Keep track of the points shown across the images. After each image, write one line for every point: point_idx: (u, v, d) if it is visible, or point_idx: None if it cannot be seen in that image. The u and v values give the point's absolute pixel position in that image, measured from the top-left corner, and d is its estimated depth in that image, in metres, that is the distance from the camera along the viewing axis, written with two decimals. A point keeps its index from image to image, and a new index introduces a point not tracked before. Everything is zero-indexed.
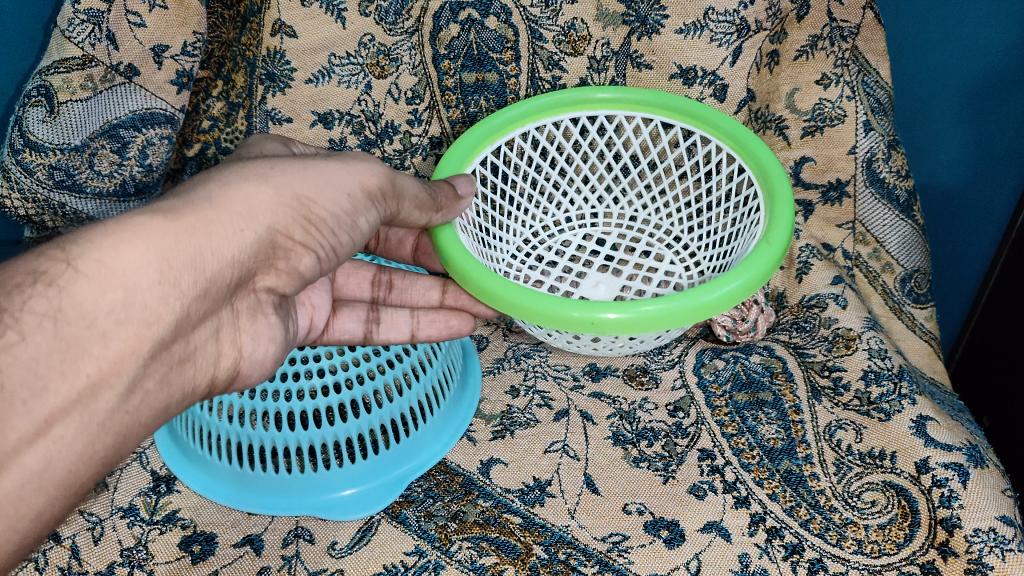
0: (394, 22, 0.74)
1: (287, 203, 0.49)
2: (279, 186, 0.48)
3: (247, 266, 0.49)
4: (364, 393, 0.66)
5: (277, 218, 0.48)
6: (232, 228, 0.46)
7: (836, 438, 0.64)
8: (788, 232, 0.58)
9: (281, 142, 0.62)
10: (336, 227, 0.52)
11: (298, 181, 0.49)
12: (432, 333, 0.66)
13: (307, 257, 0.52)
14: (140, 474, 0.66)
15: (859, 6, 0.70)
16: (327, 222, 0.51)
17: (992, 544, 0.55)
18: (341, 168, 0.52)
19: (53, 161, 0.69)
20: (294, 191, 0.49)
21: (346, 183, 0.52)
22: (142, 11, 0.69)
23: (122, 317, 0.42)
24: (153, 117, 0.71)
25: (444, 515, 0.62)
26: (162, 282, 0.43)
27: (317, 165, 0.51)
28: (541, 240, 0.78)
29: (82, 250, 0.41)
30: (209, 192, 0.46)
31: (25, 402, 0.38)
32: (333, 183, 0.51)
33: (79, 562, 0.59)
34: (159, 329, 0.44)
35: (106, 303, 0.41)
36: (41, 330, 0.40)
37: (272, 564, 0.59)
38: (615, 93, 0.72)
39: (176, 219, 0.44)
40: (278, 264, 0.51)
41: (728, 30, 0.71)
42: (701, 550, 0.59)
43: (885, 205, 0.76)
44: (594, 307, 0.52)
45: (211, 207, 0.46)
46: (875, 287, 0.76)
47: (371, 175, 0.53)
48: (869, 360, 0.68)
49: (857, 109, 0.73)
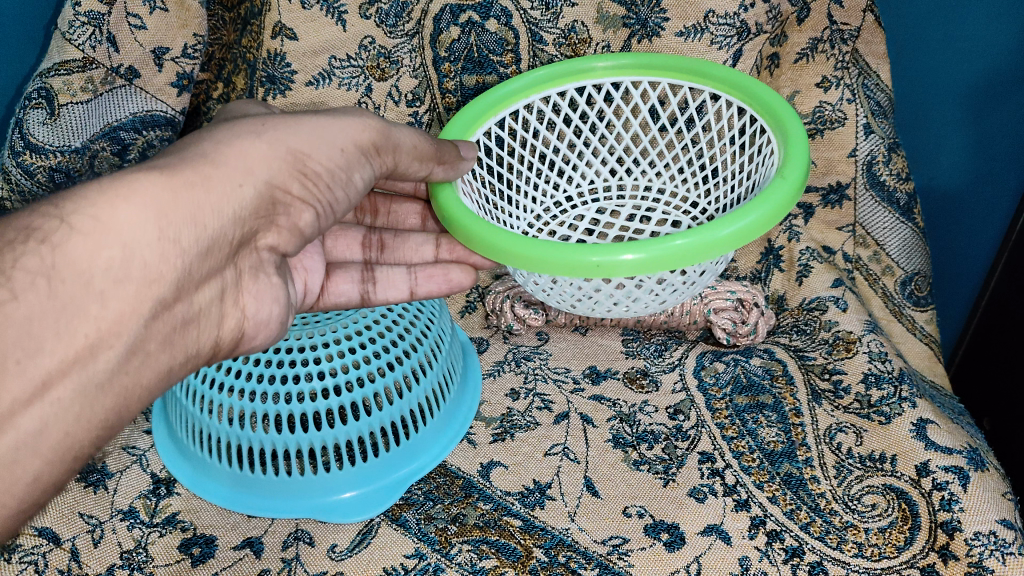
0: (395, 25, 0.74)
1: (281, 158, 0.48)
2: (272, 141, 0.48)
3: (247, 225, 0.48)
4: (364, 395, 0.63)
5: (273, 173, 0.48)
6: (230, 184, 0.46)
7: (836, 441, 0.64)
8: (801, 169, 0.53)
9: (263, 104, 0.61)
10: (332, 183, 0.52)
11: (292, 136, 0.49)
12: (432, 288, 0.63)
13: (307, 213, 0.51)
14: (139, 477, 0.65)
15: (859, 9, 0.71)
16: (323, 176, 0.51)
17: (992, 548, 0.56)
18: (334, 122, 0.51)
19: (54, 163, 0.69)
20: (287, 146, 0.49)
21: (339, 137, 0.51)
22: (143, 14, 0.69)
23: (120, 277, 0.42)
24: (154, 119, 0.71)
25: (444, 518, 0.62)
26: (161, 239, 0.43)
27: (310, 120, 0.51)
28: (555, 217, 0.74)
29: (76, 207, 0.42)
30: (204, 148, 0.47)
31: (18, 363, 0.39)
32: (326, 138, 0.51)
33: (79, 565, 0.59)
34: (159, 289, 0.44)
35: (104, 260, 0.42)
36: (34, 289, 0.40)
37: (271, 567, 0.59)
38: (613, 61, 0.68)
39: (175, 174, 0.44)
40: (278, 221, 0.51)
41: (729, 32, 0.71)
42: (701, 553, 0.59)
43: (885, 208, 0.76)
44: (609, 248, 0.48)
45: (207, 163, 0.46)
46: (875, 291, 0.75)
47: (363, 129, 0.52)
48: (869, 363, 0.68)
49: (857, 112, 0.74)
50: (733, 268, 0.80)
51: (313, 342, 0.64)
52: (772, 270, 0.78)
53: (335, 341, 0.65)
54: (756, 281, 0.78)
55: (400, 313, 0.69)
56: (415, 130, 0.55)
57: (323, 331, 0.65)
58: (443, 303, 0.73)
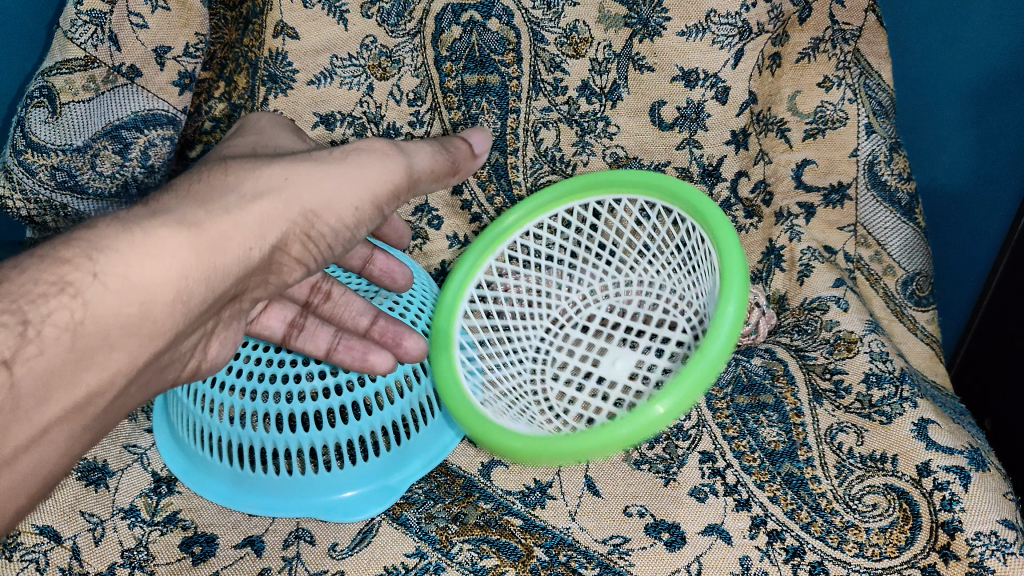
0: (397, 24, 0.74)
1: (293, 220, 0.49)
2: (288, 202, 0.48)
3: (245, 281, 0.50)
4: (364, 395, 0.63)
5: (282, 235, 0.49)
6: (244, 247, 0.47)
7: (837, 440, 0.64)
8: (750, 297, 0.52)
9: (294, 130, 0.61)
10: (333, 241, 0.53)
11: (309, 196, 0.49)
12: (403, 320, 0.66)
13: (299, 270, 0.53)
14: (141, 475, 0.65)
15: (860, 9, 0.71)
16: (326, 237, 0.52)
17: (992, 548, 0.56)
18: (350, 173, 0.50)
19: (56, 161, 0.69)
20: (303, 207, 0.49)
21: (356, 194, 0.51)
22: (144, 13, 0.69)
23: (134, 330, 0.44)
24: (156, 118, 0.71)
25: (445, 517, 0.62)
26: (176, 300, 0.45)
27: (329, 169, 0.50)
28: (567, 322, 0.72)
29: (105, 259, 0.42)
30: (230, 204, 0.47)
31: (26, 411, 0.40)
32: (340, 192, 0.50)
33: (80, 563, 0.58)
34: (158, 342, 0.45)
35: (124, 317, 0.43)
36: (57, 343, 0.41)
37: (272, 565, 0.59)
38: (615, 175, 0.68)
39: (200, 233, 0.45)
40: (270, 278, 0.53)
41: (730, 32, 0.72)
42: (702, 553, 0.59)
43: (887, 208, 0.75)
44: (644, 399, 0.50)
45: (227, 223, 0.46)
46: (876, 291, 0.75)
47: (380, 177, 0.51)
48: (870, 363, 0.67)
49: (858, 112, 0.73)
50: None
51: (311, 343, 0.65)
52: (774, 269, 0.78)
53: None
54: (757, 281, 0.78)
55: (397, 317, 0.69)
56: (426, 145, 0.54)
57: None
58: (441, 304, 0.73)
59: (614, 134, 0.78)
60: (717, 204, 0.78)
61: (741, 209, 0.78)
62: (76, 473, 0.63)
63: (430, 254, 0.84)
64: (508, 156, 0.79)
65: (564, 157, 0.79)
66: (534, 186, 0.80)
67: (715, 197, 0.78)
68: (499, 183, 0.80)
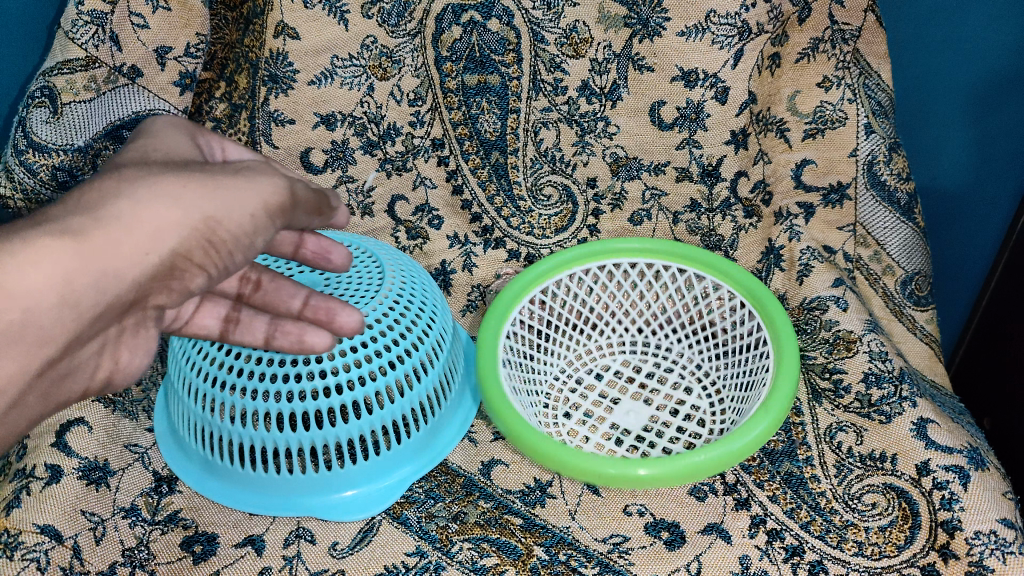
0: (397, 25, 0.75)
1: (190, 226, 0.46)
2: (184, 207, 0.45)
3: (143, 288, 0.46)
4: (365, 394, 0.62)
5: (178, 242, 0.46)
6: (137, 252, 0.44)
7: (836, 440, 0.65)
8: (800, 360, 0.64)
9: (192, 133, 0.56)
10: (235, 248, 0.49)
11: (205, 201, 0.46)
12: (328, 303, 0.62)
13: (201, 278, 0.50)
14: (141, 474, 0.65)
15: (859, 9, 0.70)
16: (228, 244, 0.49)
17: (992, 547, 0.55)
18: (246, 185, 0.48)
19: (57, 161, 0.68)
20: (201, 212, 0.46)
21: (251, 204, 0.48)
22: (145, 14, 0.70)
23: (14, 339, 0.41)
24: (157, 117, 0.71)
25: (445, 515, 0.62)
26: (61, 304, 0.42)
27: (222, 180, 0.48)
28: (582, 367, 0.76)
29: None
30: (119, 210, 0.44)
31: None
32: (236, 202, 0.48)
33: (82, 562, 0.57)
34: (49, 350, 0.43)
35: (5, 323, 0.40)
36: None
37: (272, 564, 0.59)
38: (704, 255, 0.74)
39: (85, 242, 0.42)
40: (172, 285, 0.48)
41: (730, 32, 0.73)
42: (701, 552, 0.59)
43: (886, 208, 0.75)
44: (625, 462, 0.57)
45: (117, 229, 0.43)
46: (875, 290, 0.75)
47: (274, 191, 0.50)
48: (869, 363, 0.68)
49: (857, 112, 0.73)
50: None
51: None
52: (773, 268, 0.78)
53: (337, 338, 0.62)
54: (757, 281, 0.78)
55: (401, 312, 0.66)
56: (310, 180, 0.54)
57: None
58: (443, 302, 0.72)
59: (614, 134, 0.78)
60: (717, 204, 0.79)
61: (740, 209, 0.79)
62: (76, 472, 0.62)
63: (431, 254, 0.82)
64: (509, 156, 0.79)
65: (564, 158, 0.80)
66: (534, 186, 0.81)
67: (715, 197, 0.79)
68: (500, 183, 0.80)
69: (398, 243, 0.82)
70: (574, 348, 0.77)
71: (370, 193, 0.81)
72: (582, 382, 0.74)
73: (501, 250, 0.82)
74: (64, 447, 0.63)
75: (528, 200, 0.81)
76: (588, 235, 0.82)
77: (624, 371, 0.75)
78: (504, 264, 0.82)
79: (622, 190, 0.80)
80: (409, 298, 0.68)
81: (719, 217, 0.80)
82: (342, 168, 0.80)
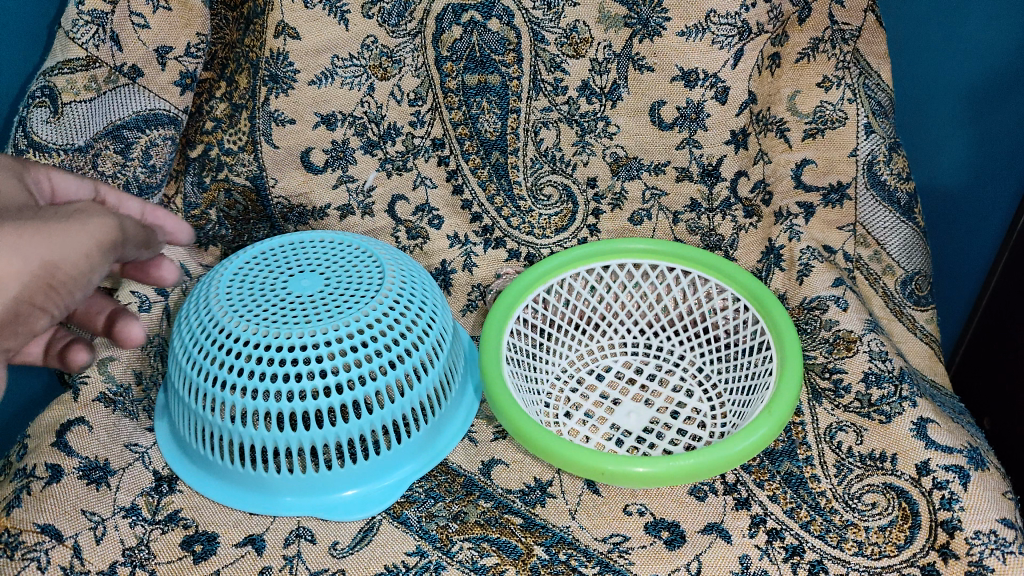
0: (397, 25, 0.75)
1: (30, 272, 0.44)
2: (20, 254, 0.44)
3: None
4: (365, 394, 0.61)
5: (20, 288, 0.44)
6: None
7: (836, 439, 0.65)
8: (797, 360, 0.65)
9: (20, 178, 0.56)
10: (71, 289, 0.47)
11: (43, 247, 0.45)
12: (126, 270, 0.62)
13: (46, 320, 0.47)
14: (142, 474, 0.64)
15: (859, 9, 0.70)
16: (68, 286, 0.47)
17: (992, 547, 0.55)
18: (73, 228, 0.47)
19: (58, 161, 0.69)
20: (41, 257, 0.44)
21: (82, 243, 0.47)
22: (146, 13, 0.70)
23: None
24: (156, 118, 0.72)
25: (445, 515, 0.62)
26: None
27: (47, 226, 0.46)
28: (585, 367, 0.76)
29: None
30: None
31: None
32: (71, 244, 0.46)
33: (82, 561, 0.57)
34: None
35: None
36: None
37: (272, 564, 0.59)
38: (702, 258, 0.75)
39: None
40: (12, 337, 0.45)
41: (730, 32, 0.73)
42: (701, 551, 0.59)
43: (886, 208, 0.75)
44: (622, 459, 0.58)
45: None
46: (875, 290, 0.75)
47: (106, 230, 0.49)
48: (869, 362, 0.68)
49: (858, 112, 0.73)
50: (733, 267, 0.80)
51: (311, 339, 0.61)
52: (773, 268, 0.78)
53: (337, 338, 0.62)
54: (757, 281, 0.79)
55: (401, 311, 0.66)
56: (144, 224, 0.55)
57: (324, 327, 0.62)
58: (444, 304, 0.72)
59: (614, 134, 0.78)
60: (717, 204, 0.79)
61: (740, 209, 0.79)
62: (76, 472, 0.62)
63: (431, 253, 0.83)
64: (509, 155, 0.79)
65: (564, 157, 0.80)
66: (534, 186, 0.81)
67: (714, 197, 0.79)
68: (500, 183, 0.80)
69: (399, 242, 0.83)
70: (576, 348, 0.77)
71: (371, 193, 0.81)
72: (583, 381, 0.74)
73: (501, 249, 0.83)
74: (65, 447, 0.63)
75: (528, 200, 0.81)
76: (588, 234, 0.82)
77: (624, 372, 0.75)
78: (504, 264, 0.83)
79: (623, 190, 0.81)
80: (409, 298, 0.68)
81: (719, 217, 0.80)
82: (342, 168, 0.80)
